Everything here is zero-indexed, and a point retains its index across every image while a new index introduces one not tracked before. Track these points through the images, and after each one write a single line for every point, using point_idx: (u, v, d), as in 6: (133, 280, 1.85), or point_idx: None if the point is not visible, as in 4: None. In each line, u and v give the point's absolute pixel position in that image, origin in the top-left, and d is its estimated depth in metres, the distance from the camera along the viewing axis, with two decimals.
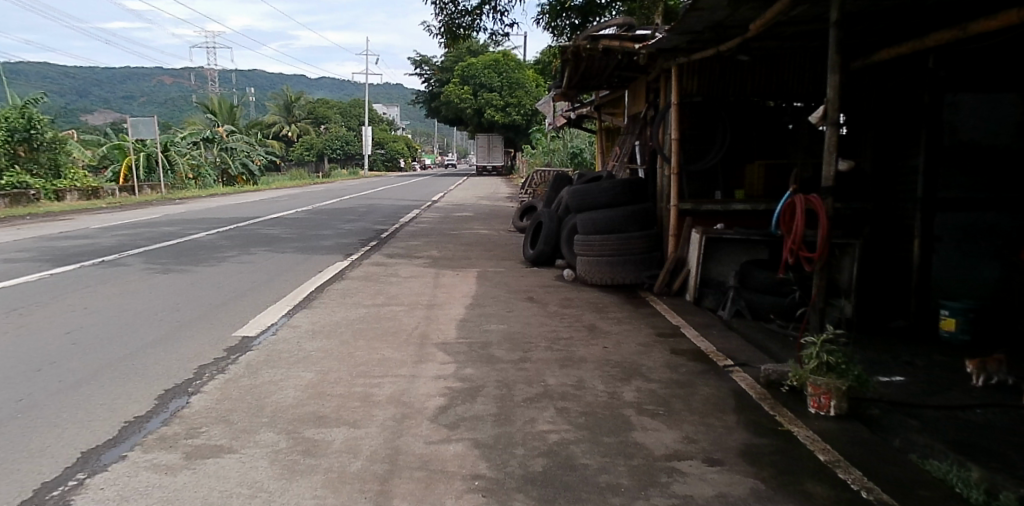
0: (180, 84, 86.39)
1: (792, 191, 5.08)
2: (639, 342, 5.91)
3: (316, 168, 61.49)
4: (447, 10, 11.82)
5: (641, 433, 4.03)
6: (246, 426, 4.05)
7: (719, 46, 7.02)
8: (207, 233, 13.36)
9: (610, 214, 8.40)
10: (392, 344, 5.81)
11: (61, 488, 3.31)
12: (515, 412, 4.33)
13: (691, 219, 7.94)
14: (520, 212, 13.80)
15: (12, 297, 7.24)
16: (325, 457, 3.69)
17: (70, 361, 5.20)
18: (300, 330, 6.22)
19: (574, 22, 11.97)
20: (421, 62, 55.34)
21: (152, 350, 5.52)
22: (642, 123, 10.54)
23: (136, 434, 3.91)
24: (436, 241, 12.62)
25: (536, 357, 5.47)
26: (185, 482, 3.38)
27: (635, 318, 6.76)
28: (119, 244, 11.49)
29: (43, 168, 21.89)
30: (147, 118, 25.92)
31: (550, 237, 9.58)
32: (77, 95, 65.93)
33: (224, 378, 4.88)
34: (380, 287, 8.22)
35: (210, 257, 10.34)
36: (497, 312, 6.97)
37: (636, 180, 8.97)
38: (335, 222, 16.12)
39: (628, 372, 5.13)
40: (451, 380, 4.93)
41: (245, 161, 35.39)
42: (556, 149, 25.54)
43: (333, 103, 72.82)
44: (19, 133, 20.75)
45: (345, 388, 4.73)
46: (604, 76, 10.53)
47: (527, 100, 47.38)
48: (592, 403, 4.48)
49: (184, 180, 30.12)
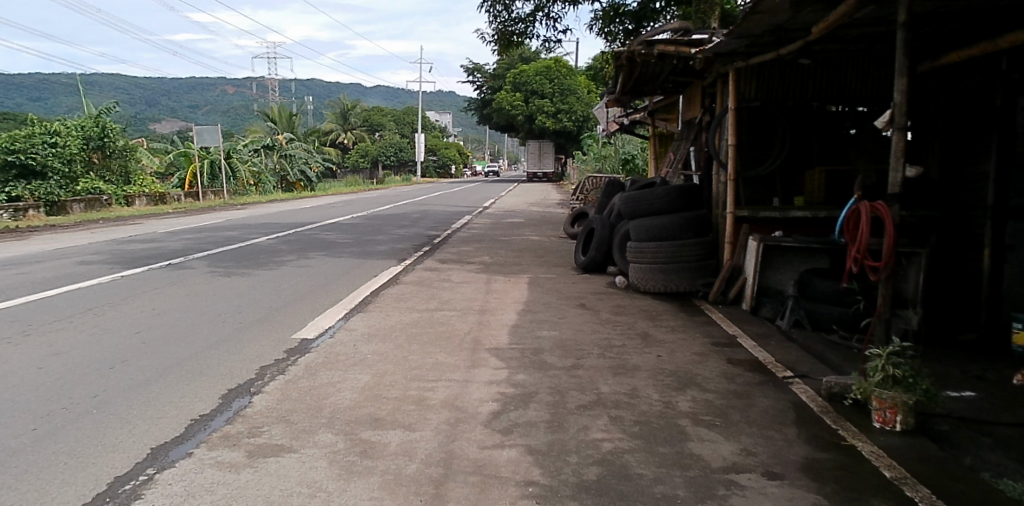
0: (241, 93, 89.27)
1: (857, 198, 4.93)
2: (694, 351, 5.82)
3: (370, 175, 62.64)
4: (500, 18, 11.91)
5: (697, 444, 3.97)
6: (306, 426, 4.14)
7: (778, 50, 6.88)
8: (267, 237, 13.71)
9: (664, 221, 8.30)
10: (446, 349, 5.86)
11: (133, 482, 3.44)
12: (568, 419, 4.31)
13: (748, 227, 7.78)
14: (572, 218, 13.73)
15: (85, 298, 7.55)
16: (382, 458, 3.74)
17: (140, 360, 5.40)
18: (356, 333, 6.33)
19: (628, 27, 11.88)
20: (473, 69, 55.74)
21: (217, 351, 5.68)
22: (697, 128, 10.38)
23: (202, 432, 4.03)
24: (488, 247, 12.68)
25: (588, 365, 5.44)
26: (248, 479, 3.48)
27: (690, 326, 6.66)
28: (185, 248, 11.90)
29: (115, 175, 22.88)
30: (211, 127, 26.84)
31: (602, 244, 9.52)
32: (146, 104, 68.72)
33: (284, 379, 5.00)
34: (434, 292, 8.31)
35: (270, 261, 10.64)
36: (549, 319, 6.96)
37: (690, 185, 8.83)
38: (389, 227, 16.36)
39: (683, 382, 5.05)
40: (504, 385, 4.95)
41: (303, 168, 36.26)
42: (607, 156, 25.45)
43: (388, 111, 74.09)
44: (94, 141, 21.77)
45: (400, 391, 4.80)
46: (659, 81, 10.41)
47: (579, 107, 47.32)
48: (646, 413, 4.42)
49: (245, 186, 31.02)
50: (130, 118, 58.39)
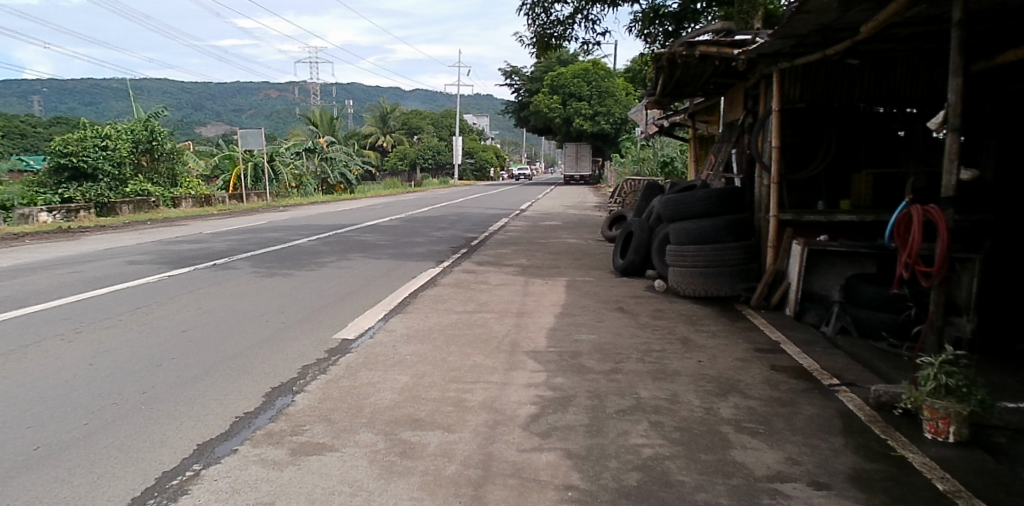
0: (284, 96, 91.00)
1: (908, 201, 4.81)
2: (737, 357, 5.72)
3: (409, 177, 63.27)
4: (539, 20, 11.90)
5: (740, 452, 3.89)
6: (347, 425, 4.17)
7: (825, 50, 6.74)
8: (308, 239, 13.93)
9: (704, 224, 8.18)
10: (484, 351, 5.86)
11: (180, 478, 3.51)
12: (607, 424, 4.27)
13: (792, 230, 7.62)
14: (610, 221, 13.62)
15: (134, 297, 7.76)
16: (421, 459, 3.76)
17: (187, 358, 5.52)
18: (395, 334, 6.37)
19: (668, 29, 11.78)
20: (511, 73, 55.81)
21: (261, 350, 5.78)
22: (740, 131, 10.21)
23: (246, 430, 4.10)
24: (525, 250, 12.68)
25: (628, 369, 5.38)
26: (291, 477, 3.52)
27: (732, 332, 6.55)
28: (229, 248, 12.15)
29: (162, 178, 23.51)
30: (255, 130, 27.40)
31: (641, 247, 9.44)
32: (192, 109, 70.46)
33: (325, 378, 5.06)
34: (471, 294, 8.34)
35: (312, 262, 10.80)
36: (588, 322, 6.92)
37: (731, 188, 8.69)
38: (427, 230, 16.47)
39: (725, 388, 4.97)
40: (542, 388, 4.93)
41: (343, 171, 36.76)
42: (645, 159, 25.27)
43: (426, 114, 74.70)
44: (142, 145, 22.42)
45: (438, 392, 4.81)
46: (699, 83, 10.29)
47: (617, 109, 46.99)
48: (687, 419, 4.36)
49: (287, 189, 31.57)
50: (177, 123, 60.06)
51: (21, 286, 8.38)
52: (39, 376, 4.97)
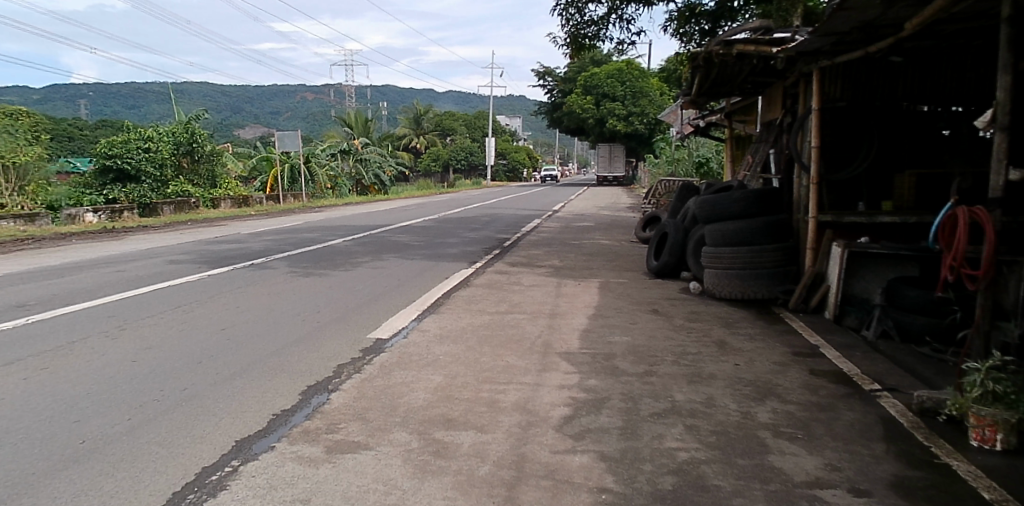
0: (320, 98, 92.24)
1: (953, 203, 4.71)
2: (774, 361, 5.62)
3: (441, 178, 63.62)
4: (573, 21, 11.85)
5: (778, 457, 3.82)
6: (381, 424, 4.20)
7: (867, 48, 6.59)
8: (343, 239, 14.07)
9: (741, 226, 8.05)
10: (517, 351, 5.86)
11: (219, 473, 3.57)
12: (642, 427, 4.23)
13: (832, 232, 7.46)
14: (644, 222, 13.50)
15: (175, 296, 7.92)
16: (455, 459, 3.76)
17: (225, 355, 5.61)
18: (428, 334, 6.40)
19: (704, 27, 11.66)
20: (545, 73, 55.76)
21: (297, 349, 5.85)
22: (778, 131, 10.06)
23: (283, 427, 4.15)
24: (559, 251, 12.64)
25: (662, 372, 5.33)
26: (326, 474, 3.56)
27: (769, 335, 6.44)
28: (266, 248, 12.33)
29: (202, 179, 23.97)
30: (291, 132, 27.79)
31: (675, 248, 9.34)
32: (231, 111, 71.83)
33: (360, 378, 5.09)
34: (504, 295, 8.34)
35: (346, 262, 10.92)
36: (621, 324, 6.86)
37: (768, 189, 8.53)
38: (460, 231, 16.52)
39: (762, 392, 4.89)
40: (576, 390, 4.90)
41: (377, 172, 37.06)
42: (680, 159, 25.06)
43: (459, 116, 75.05)
44: (183, 146, 22.90)
45: (472, 392, 4.82)
46: (736, 82, 10.15)
47: (651, 109, 46.60)
48: (724, 423, 4.29)
49: (323, 189, 31.96)
50: (216, 125, 61.32)
51: (67, 284, 8.61)
52: (85, 372, 5.10)
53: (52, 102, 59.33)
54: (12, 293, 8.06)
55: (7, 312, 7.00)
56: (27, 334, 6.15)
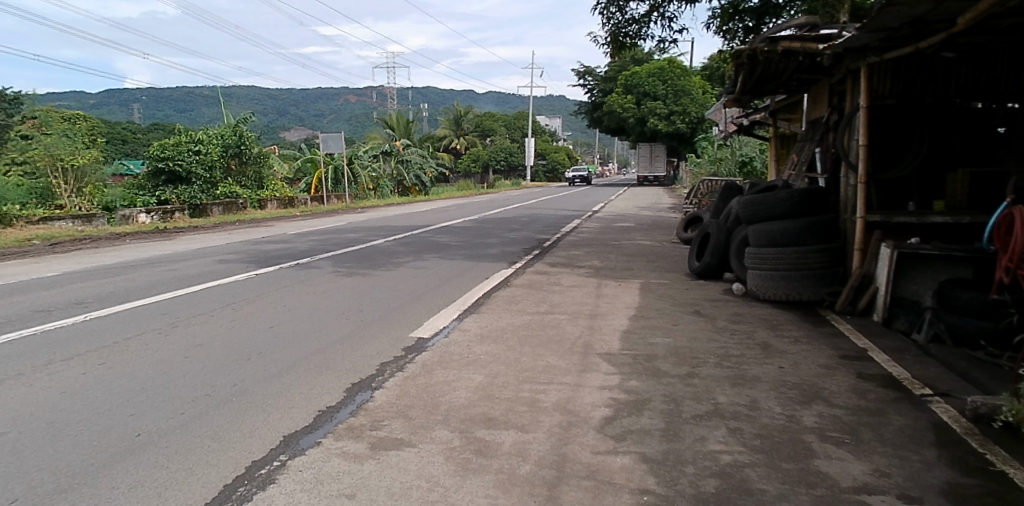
0: (363, 100, 93.57)
1: (1012, 201, 4.61)
2: (821, 364, 5.52)
3: (481, 178, 63.94)
4: (614, 20, 11.79)
5: (824, 462, 3.75)
6: (423, 422, 4.25)
7: (918, 43, 6.43)
8: (386, 239, 14.25)
9: (786, 226, 7.91)
10: (557, 352, 5.87)
11: (268, 467, 3.66)
12: (684, 429, 4.20)
13: (881, 232, 7.28)
14: (686, 222, 13.34)
15: (224, 294, 8.15)
16: (496, 457, 3.79)
17: (272, 353, 5.74)
18: (469, 334, 6.45)
19: (748, 25, 11.50)
20: (585, 73, 55.60)
21: (341, 347, 5.96)
22: (825, 129, 9.88)
23: (329, 423, 4.24)
24: (599, 252, 12.60)
25: (704, 374, 5.27)
26: (371, 470, 3.62)
27: (815, 337, 6.32)
28: (311, 249, 12.55)
29: (249, 181, 24.47)
30: (335, 134, 28.25)
31: (718, 249, 9.22)
32: (277, 114, 73.39)
33: (402, 376, 5.16)
34: (544, 295, 8.35)
35: (389, 262, 11.06)
36: (663, 325, 6.81)
37: (814, 189, 8.37)
38: (501, 231, 16.57)
39: (807, 395, 4.80)
40: (616, 391, 4.89)
41: (418, 173, 37.39)
42: (723, 158, 24.75)
43: (499, 117, 75.38)
44: (232, 149, 23.49)
45: (512, 392, 4.84)
46: (782, 80, 9.99)
47: (694, 108, 46.07)
48: (768, 426, 4.24)
49: (366, 191, 32.41)
50: (263, 128, 62.77)
51: (123, 283, 8.91)
52: (141, 368, 5.28)
53: (108, 107, 61.39)
54: (70, 291, 8.38)
55: (68, 309, 7.28)
56: (84, 330, 6.38)
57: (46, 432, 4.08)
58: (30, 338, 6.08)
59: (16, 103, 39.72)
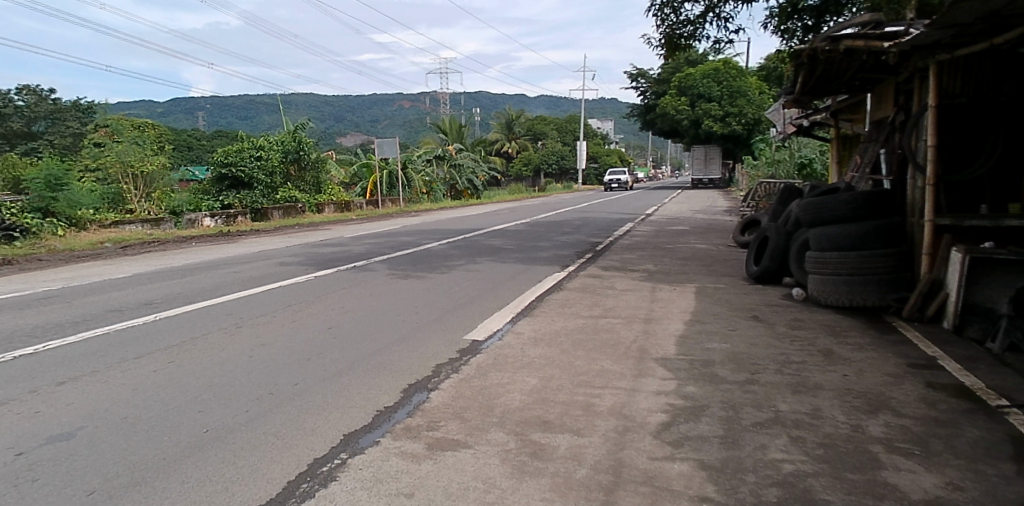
0: (417, 106, 94.85)
1: None
2: (887, 373, 5.33)
3: (533, 182, 64.02)
4: (668, 21, 11.66)
5: (893, 473, 3.62)
6: (479, 424, 4.28)
7: (992, 38, 6.17)
8: (439, 243, 14.39)
9: (848, 229, 7.67)
10: (612, 356, 5.82)
11: (329, 465, 3.73)
12: (744, 436, 4.11)
13: (951, 236, 7.00)
14: (742, 225, 13.05)
15: (284, 295, 8.36)
16: (552, 461, 3.78)
17: (331, 353, 5.86)
18: (523, 337, 6.46)
19: (808, 23, 11.22)
20: (637, 75, 55.16)
21: (397, 348, 6.03)
22: (891, 130, 9.56)
23: (387, 423, 4.30)
24: (653, 255, 12.45)
25: (764, 380, 5.16)
26: (428, 470, 3.65)
27: (881, 345, 6.11)
28: (367, 252, 12.77)
29: (308, 186, 25.06)
30: (390, 139, 28.71)
31: (777, 253, 9.00)
32: (333, 120, 75.03)
33: (458, 378, 5.20)
34: (598, 298, 8.30)
35: (443, 265, 11.19)
36: (720, 330, 6.69)
37: (879, 191, 8.09)
38: (553, 234, 16.54)
39: (874, 404, 4.65)
40: (673, 396, 4.82)
41: (470, 177, 37.75)
42: (780, 160, 24.21)
43: (551, 120, 75.42)
44: (291, 154, 24.16)
45: (567, 395, 4.83)
46: (844, 79, 9.71)
47: (750, 109, 45.25)
48: (832, 435, 4.11)
49: (419, 195, 32.81)
50: (320, 134, 64.25)
51: (188, 284, 9.24)
52: (207, 366, 5.45)
53: (175, 116, 63.88)
54: (140, 292, 8.72)
55: (139, 309, 7.59)
56: (153, 330, 6.62)
57: (121, 427, 4.25)
58: (104, 337, 6.35)
59: (90, 112, 41.89)
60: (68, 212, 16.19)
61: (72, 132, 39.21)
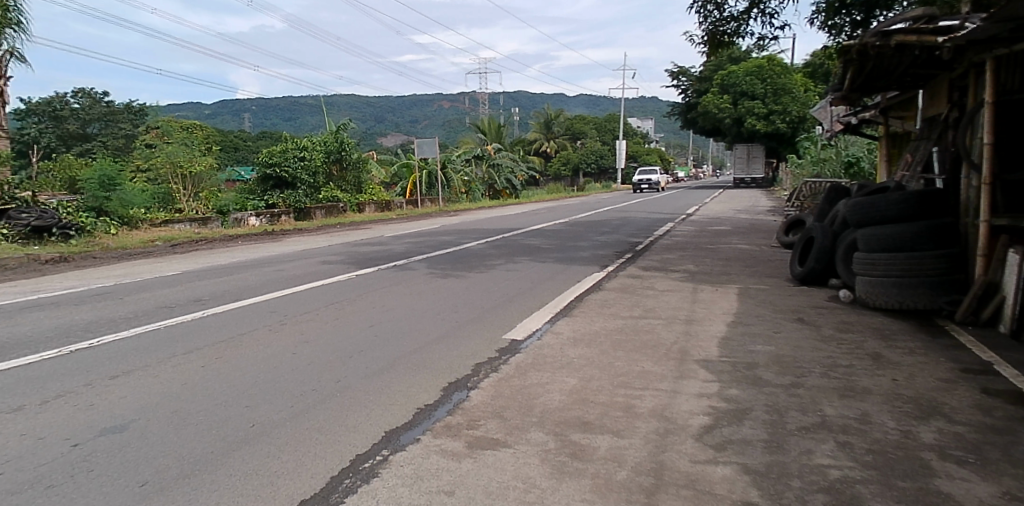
0: (456, 106, 95.35)
1: None
2: (939, 378, 5.17)
3: (571, 182, 63.85)
4: (711, 18, 11.51)
5: (946, 481, 3.51)
6: (518, 423, 4.28)
7: None
8: (478, 242, 14.43)
9: (898, 230, 7.46)
10: (652, 357, 5.76)
11: (371, 461, 3.77)
12: (789, 441, 4.03)
13: (1008, 237, 6.76)
14: (786, 226, 12.80)
15: (326, 293, 8.48)
16: (592, 462, 3.76)
17: (373, 351, 5.92)
18: (562, 336, 6.44)
19: (856, 18, 10.93)
20: (679, 73, 54.57)
21: (437, 347, 6.07)
22: (944, 127, 9.28)
23: (427, 421, 4.33)
24: (694, 256, 12.29)
25: (810, 384, 5.05)
26: (468, 469, 3.67)
27: (932, 349, 5.93)
28: (408, 251, 12.88)
29: (349, 185, 25.42)
30: (430, 139, 28.92)
31: (822, 254, 8.80)
32: (374, 121, 75.91)
33: (497, 377, 5.21)
34: (638, 299, 8.23)
35: (482, 264, 11.23)
36: (763, 332, 6.57)
37: (931, 190, 7.85)
38: (592, 234, 16.45)
39: (925, 410, 4.51)
40: (715, 399, 4.75)
41: (509, 177, 37.81)
42: (826, 159, 23.69)
43: (590, 119, 75.12)
44: (334, 155, 24.52)
45: (607, 396, 4.79)
46: (894, 76, 9.46)
47: (795, 107, 44.39)
48: (882, 441, 4.00)
49: (458, 194, 32.99)
50: (361, 135, 65.07)
51: (234, 281, 9.44)
52: (253, 362, 5.57)
53: (222, 118, 65.39)
54: (188, 289, 8.95)
55: (187, 306, 7.77)
56: (202, 326, 6.79)
57: (171, 420, 4.36)
58: (155, 333, 6.53)
59: (141, 114, 43.16)
60: (120, 212, 16.68)
61: (124, 133, 40.45)
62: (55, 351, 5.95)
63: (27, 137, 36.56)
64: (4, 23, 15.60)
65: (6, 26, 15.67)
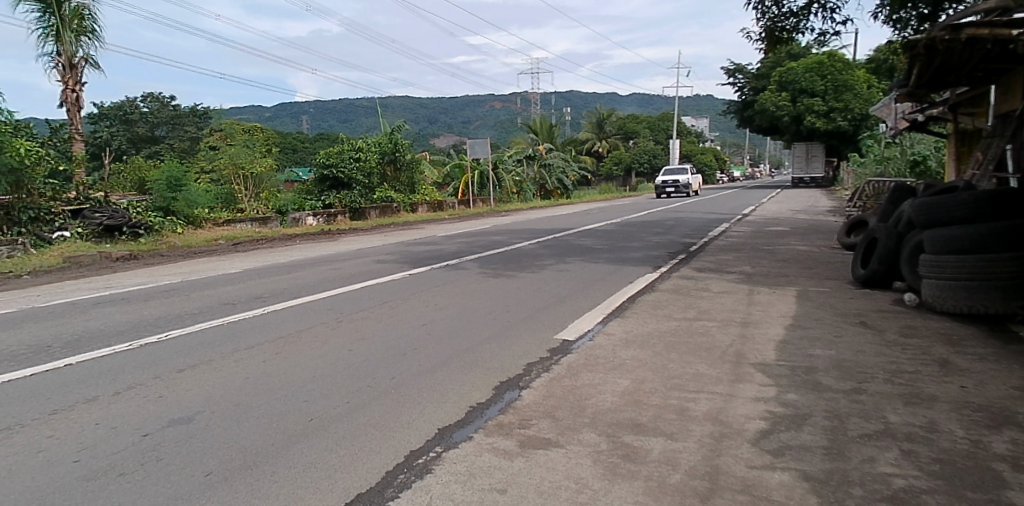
0: (508, 106, 95.60)
1: None
2: (1012, 386, 4.94)
3: (624, 182, 63.27)
4: (770, 13, 11.26)
5: (1019, 494, 3.36)
6: (570, 423, 4.27)
7: None
8: (530, 243, 14.42)
9: (967, 230, 7.15)
10: (707, 360, 5.66)
11: (425, 457, 3.82)
12: (851, 448, 3.91)
13: None
14: (847, 227, 12.41)
15: (381, 292, 8.60)
16: (645, 464, 3.72)
17: (426, 350, 5.99)
18: (614, 338, 6.39)
19: (924, 11, 10.55)
20: (736, 70, 53.53)
21: (489, 346, 6.10)
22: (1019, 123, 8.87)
23: (479, 419, 4.35)
24: (750, 257, 12.04)
25: (873, 390, 4.89)
26: (521, 467, 3.68)
27: (1005, 356, 5.67)
28: (460, 250, 12.97)
29: (403, 186, 25.78)
30: (482, 140, 29.09)
31: (886, 256, 8.50)
32: (427, 122, 76.72)
33: (549, 377, 5.20)
34: (692, 301, 8.10)
35: (533, 264, 11.22)
36: (823, 336, 6.38)
37: (1004, 189, 7.49)
38: (645, 235, 16.25)
39: (997, 419, 4.32)
40: (773, 403, 4.65)
41: (561, 177, 37.70)
42: (890, 157, 22.90)
43: (644, 119, 74.33)
44: (388, 156, 24.89)
45: (660, 399, 4.73)
46: (965, 71, 9.08)
47: (857, 104, 43.03)
48: (950, 450, 3.85)
49: (510, 194, 33.07)
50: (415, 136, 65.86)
51: (291, 280, 9.67)
52: (310, 358, 5.69)
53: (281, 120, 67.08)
54: (248, 286, 9.20)
55: (249, 302, 8.01)
56: (263, 322, 7.00)
57: (234, 413, 4.50)
58: (218, 328, 6.75)
59: (205, 117, 44.63)
60: (186, 211, 17.27)
61: (189, 137, 41.87)
62: (127, 344, 6.21)
63: (99, 139, 38.33)
64: (79, 31, 16.35)
65: (81, 34, 16.42)
